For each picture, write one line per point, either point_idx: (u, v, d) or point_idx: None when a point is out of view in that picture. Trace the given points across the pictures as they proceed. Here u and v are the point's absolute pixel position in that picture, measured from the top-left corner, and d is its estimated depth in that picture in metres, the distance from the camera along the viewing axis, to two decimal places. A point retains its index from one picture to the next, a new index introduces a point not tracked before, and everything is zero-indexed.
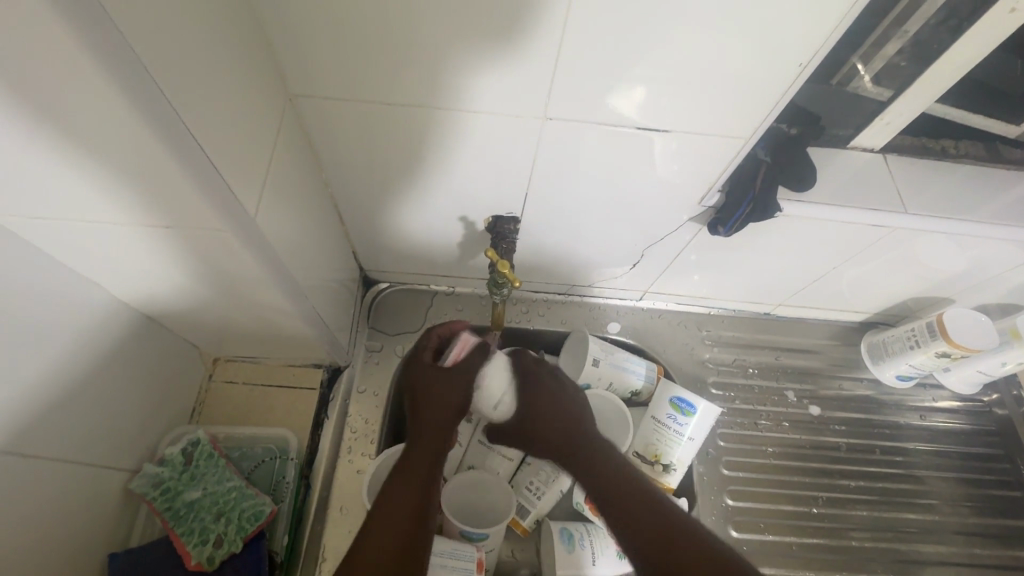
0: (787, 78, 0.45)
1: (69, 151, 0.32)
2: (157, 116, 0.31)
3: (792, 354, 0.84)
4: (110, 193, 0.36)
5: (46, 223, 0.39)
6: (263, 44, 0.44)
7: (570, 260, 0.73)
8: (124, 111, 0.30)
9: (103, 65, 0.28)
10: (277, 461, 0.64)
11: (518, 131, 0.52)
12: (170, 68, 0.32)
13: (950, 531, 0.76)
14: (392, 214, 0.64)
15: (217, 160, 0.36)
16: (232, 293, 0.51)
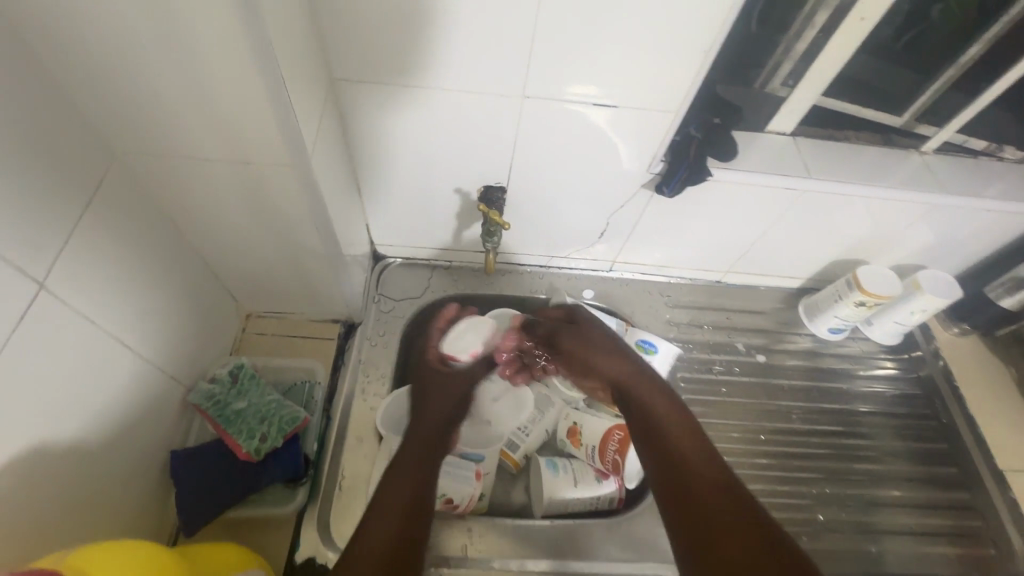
0: (698, 62, 0.61)
1: (195, 86, 0.46)
2: (266, 65, 0.44)
3: (740, 314, 0.98)
4: (213, 127, 0.49)
5: (157, 155, 0.52)
6: (319, 38, 0.58)
7: (552, 232, 0.87)
8: (245, 58, 0.43)
9: (243, 23, 0.41)
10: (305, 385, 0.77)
11: (506, 108, 0.66)
12: (279, 35, 0.45)
13: (886, 455, 0.87)
14: (403, 189, 0.78)
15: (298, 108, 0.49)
16: (277, 234, 0.64)
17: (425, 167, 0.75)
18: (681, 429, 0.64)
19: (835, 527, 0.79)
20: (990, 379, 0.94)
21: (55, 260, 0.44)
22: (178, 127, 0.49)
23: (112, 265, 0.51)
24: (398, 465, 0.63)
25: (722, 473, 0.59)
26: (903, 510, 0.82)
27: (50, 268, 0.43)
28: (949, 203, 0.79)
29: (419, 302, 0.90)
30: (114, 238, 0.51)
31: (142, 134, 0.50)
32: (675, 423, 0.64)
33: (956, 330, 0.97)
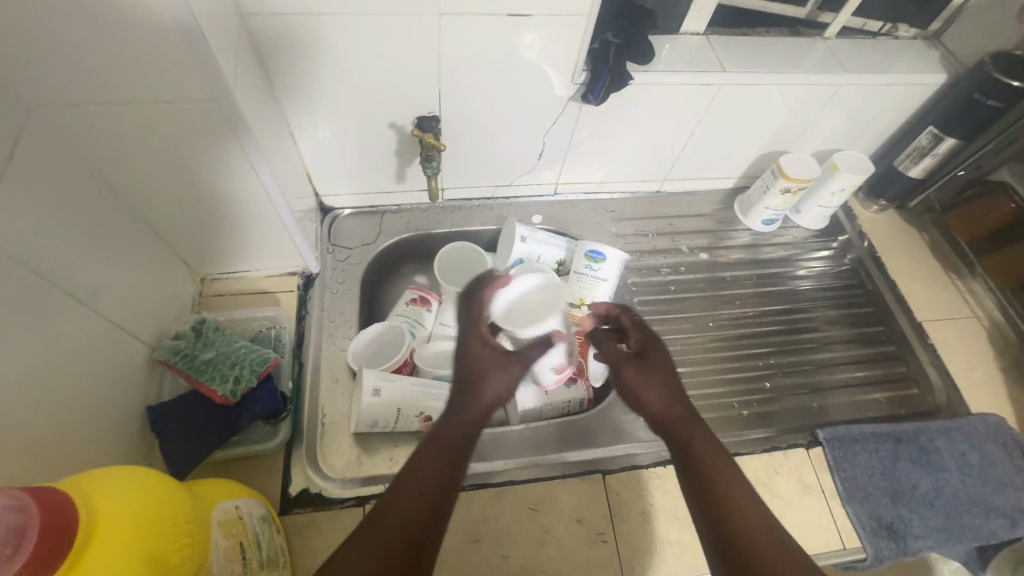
0: None
1: (98, 22, 0.45)
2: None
3: (681, 219, 1.03)
4: (129, 67, 0.49)
5: (76, 105, 0.52)
6: None
7: (493, 161, 0.90)
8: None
9: None
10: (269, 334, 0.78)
11: (423, 28, 0.67)
12: None
13: (823, 322, 0.96)
14: (339, 131, 0.79)
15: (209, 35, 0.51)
16: (214, 182, 0.64)
17: (356, 105, 0.75)
18: (694, 428, 0.55)
19: (789, 391, 0.87)
20: (906, 247, 1.04)
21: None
22: (91, 71, 0.49)
23: (45, 218, 0.51)
24: (426, 451, 0.52)
25: (757, 499, 0.51)
26: (843, 366, 0.91)
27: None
28: (850, 83, 0.85)
29: (374, 248, 0.91)
30: (45, 190, 0.51)
31: (53, 77, 0.49)
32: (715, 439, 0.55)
33: (875, 208, 1.06)
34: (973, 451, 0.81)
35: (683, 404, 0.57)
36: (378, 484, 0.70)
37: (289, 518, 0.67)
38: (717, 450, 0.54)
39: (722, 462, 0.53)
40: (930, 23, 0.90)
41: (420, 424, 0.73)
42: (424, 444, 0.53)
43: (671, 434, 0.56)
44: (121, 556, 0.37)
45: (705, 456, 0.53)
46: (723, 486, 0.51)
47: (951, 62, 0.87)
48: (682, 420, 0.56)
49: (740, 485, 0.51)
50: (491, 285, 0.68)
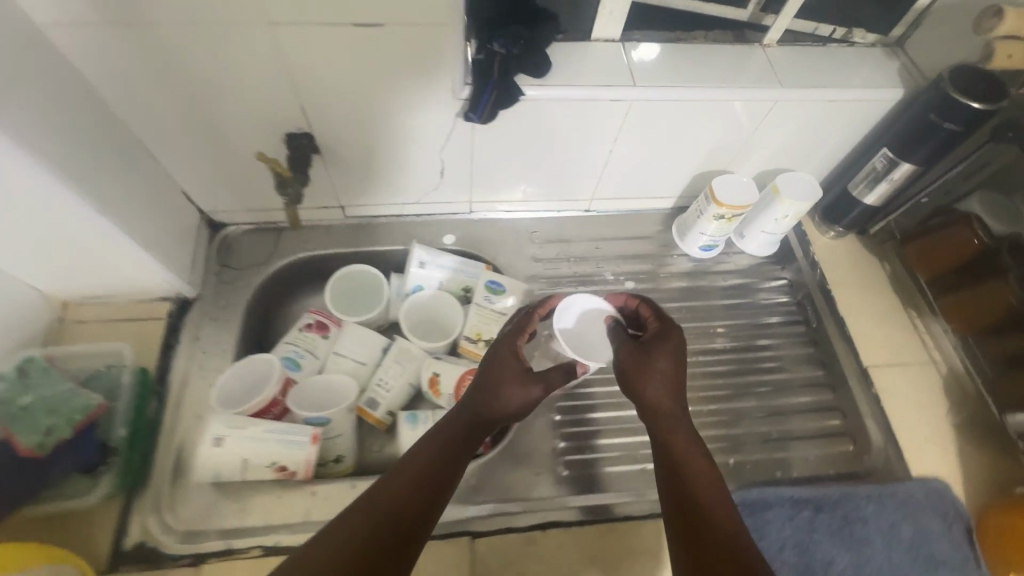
0: None
1: None
2: None
3: (611, 242, 0.94)
4: None
5: None
6: None
7: (391, 179, 0.82)
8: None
9: None
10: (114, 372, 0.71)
11: (264, 40, 0.59)
12: None
13: (786, 362, 0.86)
14: (204, 149, 0.72)
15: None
16: (28, 212, 0.58)
17: (217, 121, 0.68)
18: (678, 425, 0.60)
19: (730, 443, 0.78)
20: (863, 280, 0.93)
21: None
22: None
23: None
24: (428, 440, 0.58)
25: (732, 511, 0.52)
26: (801, 413, 0.81)
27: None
28: (788, 99, 0.75)
29: (264, 270, 0.85)
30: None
31: None
32: (706, 459, 0.57)
33: (832, 234, 0.95)
34: (905, 523, 0.71)
35: (682, 402, 0.61)
36: (221, 540, 0.65)
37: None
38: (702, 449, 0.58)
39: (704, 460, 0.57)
40: (891, 29, 0.79)
41: (274, 473, 0.67)
42: (430, 432, 0.59)
43: (662, 444, 0.59)
44: None
45: (686, 446, 0.58)
46: (698, 496, 0.53)
47: (910, 76, 0.76)
48: (672, 433, 0.59)
49: (717, 476, 0.55)
50: (545, 305, 0.73)
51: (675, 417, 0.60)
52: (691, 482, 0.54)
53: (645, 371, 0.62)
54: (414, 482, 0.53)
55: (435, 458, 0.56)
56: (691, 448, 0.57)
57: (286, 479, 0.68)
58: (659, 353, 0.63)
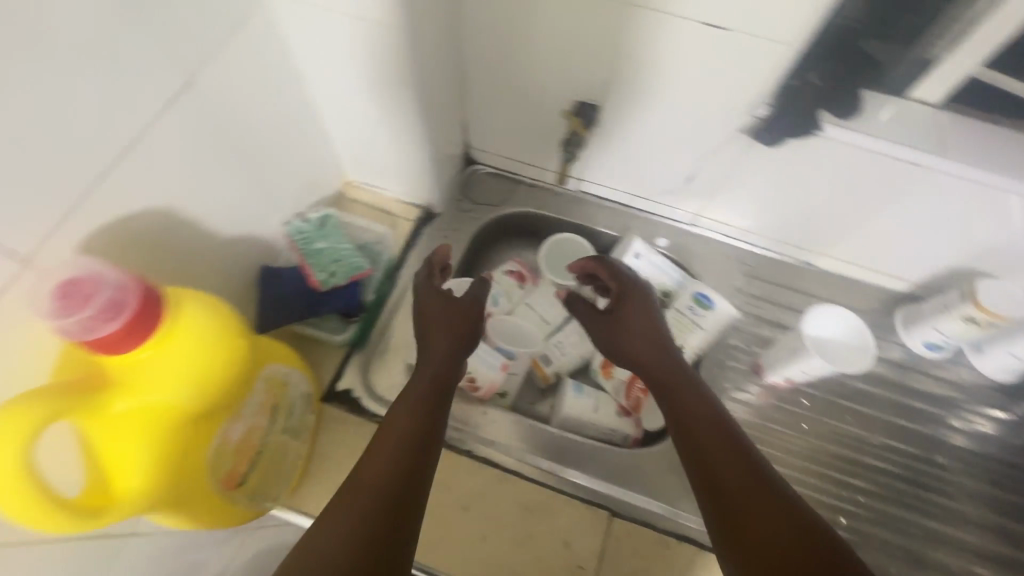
0: None
1: None
2: None
3: (822, 303, 0.90)
4: None
5: (296, 7, 0.60)
6: None
7: (640, 171, 0.87)
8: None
9: None
10: (371, 247, 0.86)
11: (613, 17, 0.65)
12: None
13: (990, 504, 0.78)
14: (504, 94, 0.81)
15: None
16: (379, 98, 0.71)
17: (529, 74, 0.77)
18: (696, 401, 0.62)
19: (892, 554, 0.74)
20: None
21: (188, 74, 0.52)
22: None
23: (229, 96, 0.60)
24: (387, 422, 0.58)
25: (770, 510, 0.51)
26: (992, 565, 0.74)
27: (182, 82, 0.52)
28: None
29: (496, 211, 0.95)
30: (241, 75, 0.60)
31: None
32: (717, 441, 0.57)
33: None
34: None
35: (720, 410, 0.61)
36: None
37: (328, 407, 0.74)
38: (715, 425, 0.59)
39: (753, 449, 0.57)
40: None
41: (463, 381, 0.76)
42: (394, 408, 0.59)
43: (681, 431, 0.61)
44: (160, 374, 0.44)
45: (701, 449, 0.58)
46: (738, 498, 0.52)
47: None
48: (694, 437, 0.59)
49: (744, 469, 0.54)
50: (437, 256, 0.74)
51: (699, 420, 0.60)
52: (728, 484, 0.54)
53: (617, 335, 0.70)
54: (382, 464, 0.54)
55: (407, 431, 0.57)
56: (723, 445, 0.57)
57: (465, 390, 0.77)
58: (634, 330, 0.69)
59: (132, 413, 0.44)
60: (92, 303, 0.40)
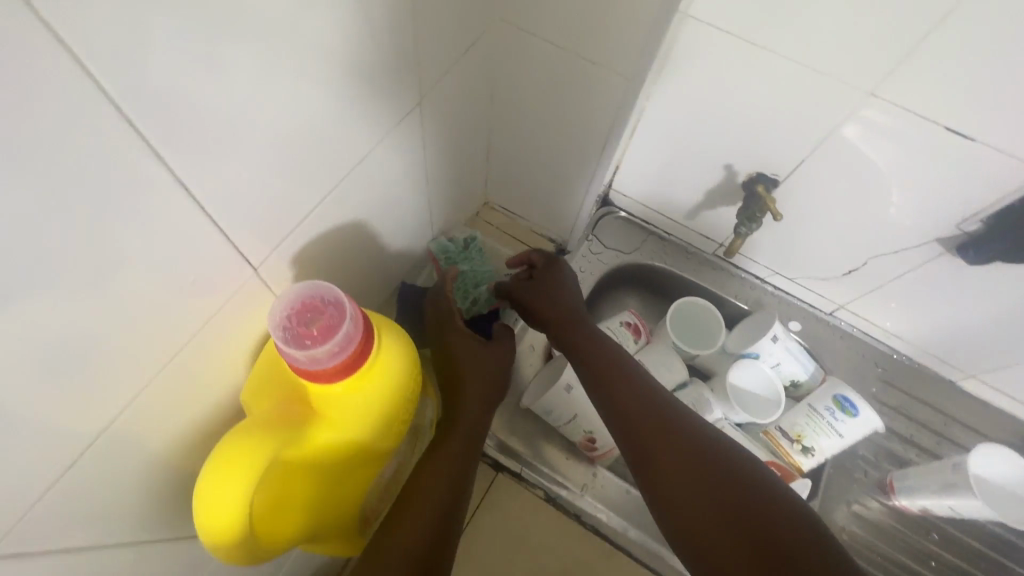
0: None
1: None
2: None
3: (962, 428, 0.82)
4: (580, 34, 0.57)
5: (523, 44, 0.61)
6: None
7: (792, 250, 0.82)
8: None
9: None
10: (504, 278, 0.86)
11: (826, 101, 0.61)
12: None
13: None
14: (670, 150, 0.77)
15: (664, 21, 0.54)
16: (560, 137, 0.72)
17: (707, 137, 0.73)
18: (662, 427, 0.57)
19: None
20: None
21: (410, 94, 0.54)
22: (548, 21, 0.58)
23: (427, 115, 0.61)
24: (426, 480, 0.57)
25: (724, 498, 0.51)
26: None
27: (410, 102, 0.55)
28: None
29: (625, 258, 0.91)
30: (448, 100, 0.61)
31: (527, 13, 0.58)
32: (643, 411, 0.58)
33: None
34: None
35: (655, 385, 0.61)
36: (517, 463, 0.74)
37: None
38: (706, 463, 0.53)
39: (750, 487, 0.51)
40: None
41: (582, 439, 0.72)
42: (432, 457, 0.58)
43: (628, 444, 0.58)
44: (363, 407, 0.42)
45: (642, 442, 0.57)
46: (698, 492, 0.52)
47: None
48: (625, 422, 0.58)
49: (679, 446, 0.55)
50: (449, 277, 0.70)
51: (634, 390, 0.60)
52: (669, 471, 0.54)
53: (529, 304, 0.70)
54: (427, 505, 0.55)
55: (450, 480, 0.58)
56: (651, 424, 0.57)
57: (581, 447, 0.73)
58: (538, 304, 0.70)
59: (331, 446, 0.42)
60: (325, 326, 0.39)
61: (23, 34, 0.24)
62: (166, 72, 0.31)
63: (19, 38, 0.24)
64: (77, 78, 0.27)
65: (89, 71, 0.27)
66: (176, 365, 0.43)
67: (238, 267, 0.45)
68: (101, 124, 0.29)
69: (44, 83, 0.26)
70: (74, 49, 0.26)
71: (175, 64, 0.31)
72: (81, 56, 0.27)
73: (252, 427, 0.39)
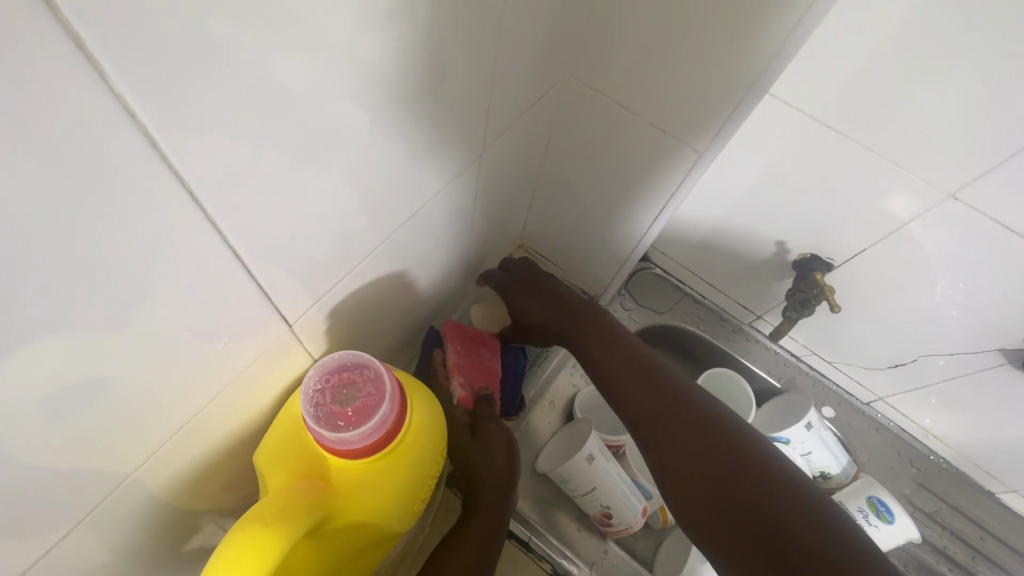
0: None
1: (673, 56, 0.51)
2: (737, 64, 0.48)
3: (998, 544, 0.77)
4: (660, 97, 0.55)
5: (595, 98, 0.59)
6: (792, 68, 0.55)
7: (836, 335, 0.78)
8: (735, 17, 0.45)
9: (757, 33, 0.45)
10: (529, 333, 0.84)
11: (905, 193, 0.58)
12: (747, 45, 0.47)
13: None
14: (721, 219, 0.75)
15: (743, 101, 0.52)
16: (615, 195, 0.69)
17: (765, 212, 0.70)
18: (674, 428, 0.58)
19: None
20: None
21: (472, 143, 0.52)
22: (627, 81, 0.55)
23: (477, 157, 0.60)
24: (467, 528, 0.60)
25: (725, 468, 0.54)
26: None
27: (469, 151, 0.53)
28: None
29: (657, 319, 0.88)
30: (504, 150, 0.59)
31: (606, 70, 0.56)
32: (647, 391, 0.61)
33: None
34: None
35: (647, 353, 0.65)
36: (525, 530, 0.69)
37: (447, 493, 0.70)
38: (715, 450, 0.55)
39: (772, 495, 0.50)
40: None
41: (597, 513, 0.68)
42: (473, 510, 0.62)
43: (634, 422, 0.61)
44: (381, 491, 0.42)
45: (652, 416, 0.60)
46: (699, 460, 0.55)
47: None
48: (634, 402, 0.61)
49: (678, 418, 0.58)
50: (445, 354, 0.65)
51: (628, 375, 0.63)
52: (672, 444, 0.57)
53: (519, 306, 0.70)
54: (472, 546, 0.59)
55: (490, 521, 0.61)
56: (658, 403, 0.60)
57: (595, 521, 0.69)
58: (528, 304, 0.70)
59: (343, 531, 0.42)
60: (359, 386, 0.42)
61: (83, 96, 0.21)
62: (234, 132, 0.28)
63: (81, 101, 0.21)
64: (135, 141, 0.24)
65: (151, 137, 0.25)
66: (190, 430, 0.40)
67: (275, 325, 0.41)
68: (163, 180, 0.26)
69: (99, 147, 0.23)
70: (140, 116, 0.24)
71: (245, 123, 0.28)
72: (146, 119, 0.24)
73: (269, 514, 0.37)
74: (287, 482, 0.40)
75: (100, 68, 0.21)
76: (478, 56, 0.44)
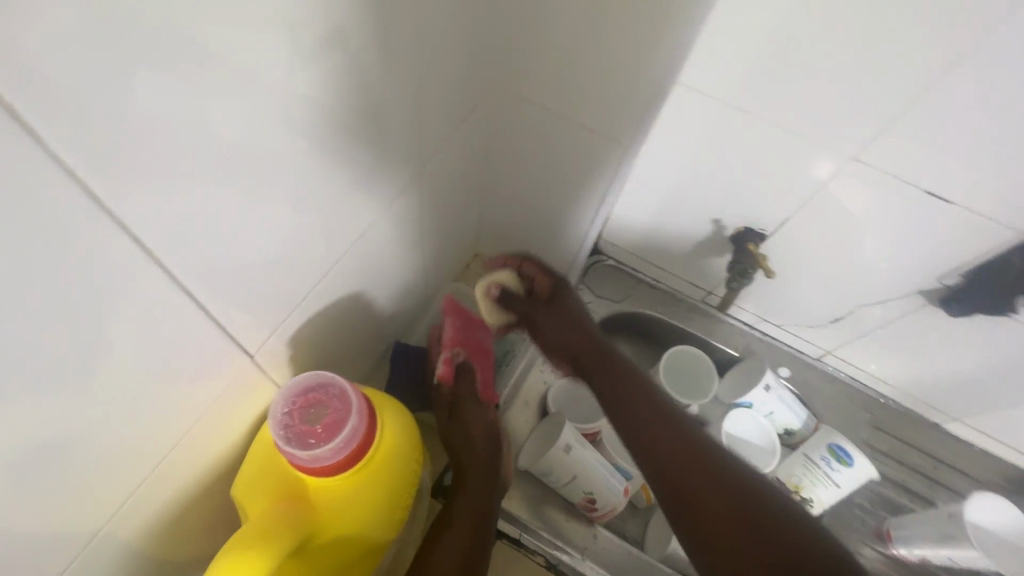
0: None
1: (588, 61, 0.54)
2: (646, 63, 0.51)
3: (950, 470, 0.84)
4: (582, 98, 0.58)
5: (525, 104, 0.62)
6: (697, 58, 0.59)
7: (781, 299, 0.83)
8: (637, 23, 0.48)
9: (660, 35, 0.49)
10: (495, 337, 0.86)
11: (815, 160, 0.63)
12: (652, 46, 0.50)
13: None
14: (659, 205, 0.79)
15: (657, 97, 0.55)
16: (557, 194, 0.71)
17: (698, 193, 0.74)
18: (636, 408, 0.60)
19: None
20: None
21: (410, 162, 0.54)
22: (550, 86, 0.58)
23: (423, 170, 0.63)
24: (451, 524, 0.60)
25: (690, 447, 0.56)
26: None
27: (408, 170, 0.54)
28: None
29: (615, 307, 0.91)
30: (443, 164, 0.61)
31: (529, 77, 0.58)
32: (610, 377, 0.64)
33: None
34: None
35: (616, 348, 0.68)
36: (514, 528, 0.71)
37: (433, 503, 0.71)
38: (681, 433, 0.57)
39: (737, 479, 0.52)
40: None
41: (582, 500, 0.70)
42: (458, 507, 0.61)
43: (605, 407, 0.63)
44: (353, 510, 0.43)
45: (619, 400, 0.62)
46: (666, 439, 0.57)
47: None
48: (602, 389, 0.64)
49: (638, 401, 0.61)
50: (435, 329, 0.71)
51: (599, 367, 0.66)
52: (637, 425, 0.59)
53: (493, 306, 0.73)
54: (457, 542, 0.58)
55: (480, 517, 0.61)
56: (625, 389, 0.63)
57: (581, 508, 0.72)
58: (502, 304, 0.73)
59: (322, 551, 0.42)
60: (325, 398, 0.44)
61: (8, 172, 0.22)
62: (167, 182, 0.29)
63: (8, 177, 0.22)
64: (67, 207, 0.25)
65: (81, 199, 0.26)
66: (164, 469, 0.41)
67: (236, 357, 0.42)
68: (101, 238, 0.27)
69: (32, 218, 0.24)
70: (68, 182, 0.25)
71: (177, 172, 0.30)
72: (75, 181, 0.25)
73: (248, 539, 0.38)
74: (267, 506, 0.41)
75: (19, 143, 0.22)
76: (400, 80, 0.45)
